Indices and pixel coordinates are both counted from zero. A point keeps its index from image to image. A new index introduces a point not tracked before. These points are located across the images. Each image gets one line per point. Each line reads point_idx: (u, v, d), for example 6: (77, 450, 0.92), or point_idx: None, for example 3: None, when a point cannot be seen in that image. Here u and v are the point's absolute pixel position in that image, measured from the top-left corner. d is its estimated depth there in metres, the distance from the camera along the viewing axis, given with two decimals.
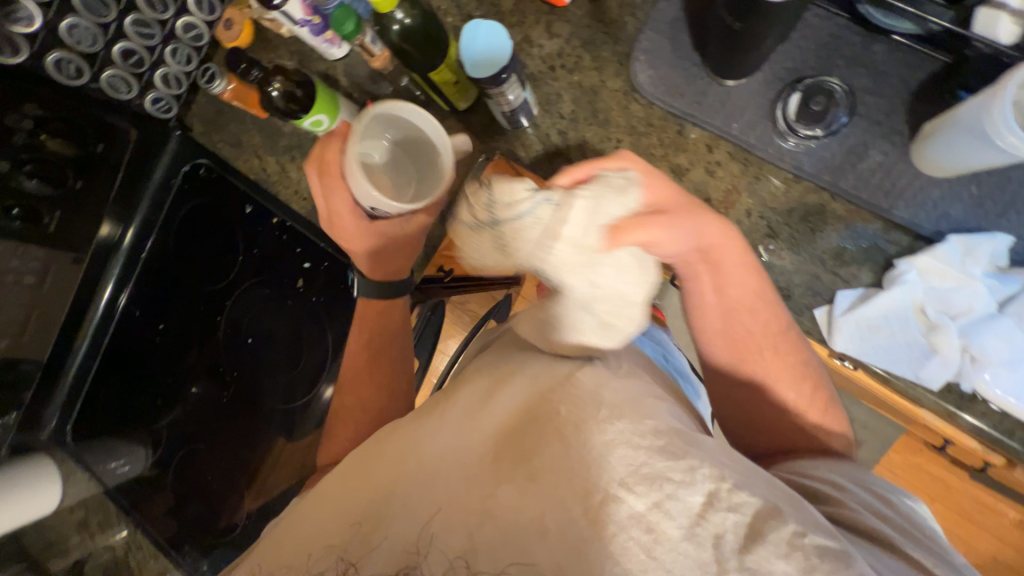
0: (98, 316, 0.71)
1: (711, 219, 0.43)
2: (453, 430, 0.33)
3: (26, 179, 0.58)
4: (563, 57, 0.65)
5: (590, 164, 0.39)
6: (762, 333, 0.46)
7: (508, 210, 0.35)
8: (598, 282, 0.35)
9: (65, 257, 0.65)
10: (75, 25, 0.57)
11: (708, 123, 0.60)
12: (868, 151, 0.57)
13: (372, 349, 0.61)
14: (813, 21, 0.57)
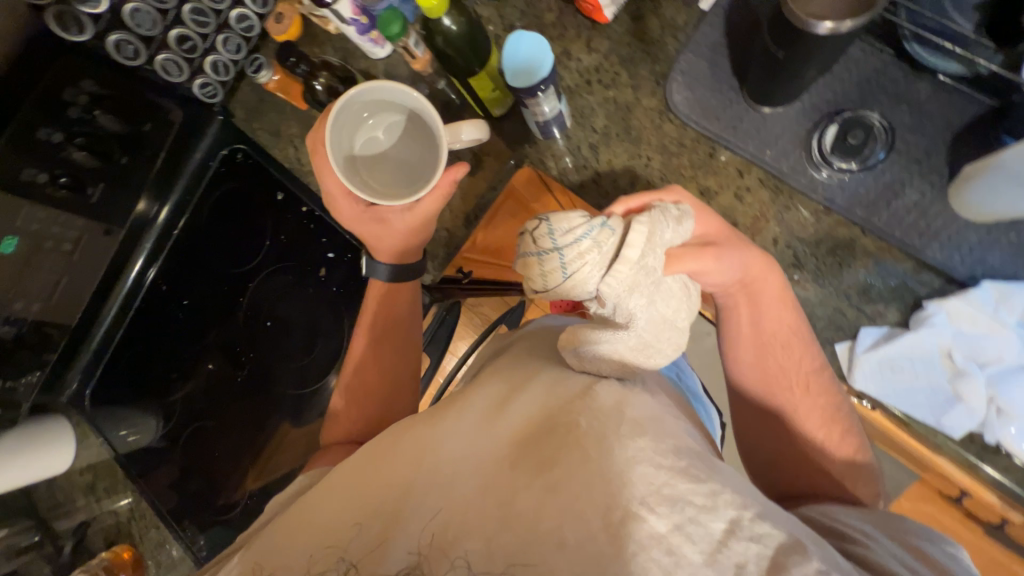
0: (127, 288, 0.75)
1: (757, 252, 0.44)
2: (474, 433, 0.34)
3: (76, 151, 0.61)
4: (601, 72, 0.65)
5: (646, 195, 0.41)
6: (794, 368, 0.45)
7: (574, 234, 0.34)
8: (650, 304, 0.35)
9: (98, 230, 0.67)
10: (138, 9, 0.59)
11: (741, 148, 0.60)
12: (904, 189, 0.56)
13: (385, 337, 0.61)
14: (859, 54, 0.56)
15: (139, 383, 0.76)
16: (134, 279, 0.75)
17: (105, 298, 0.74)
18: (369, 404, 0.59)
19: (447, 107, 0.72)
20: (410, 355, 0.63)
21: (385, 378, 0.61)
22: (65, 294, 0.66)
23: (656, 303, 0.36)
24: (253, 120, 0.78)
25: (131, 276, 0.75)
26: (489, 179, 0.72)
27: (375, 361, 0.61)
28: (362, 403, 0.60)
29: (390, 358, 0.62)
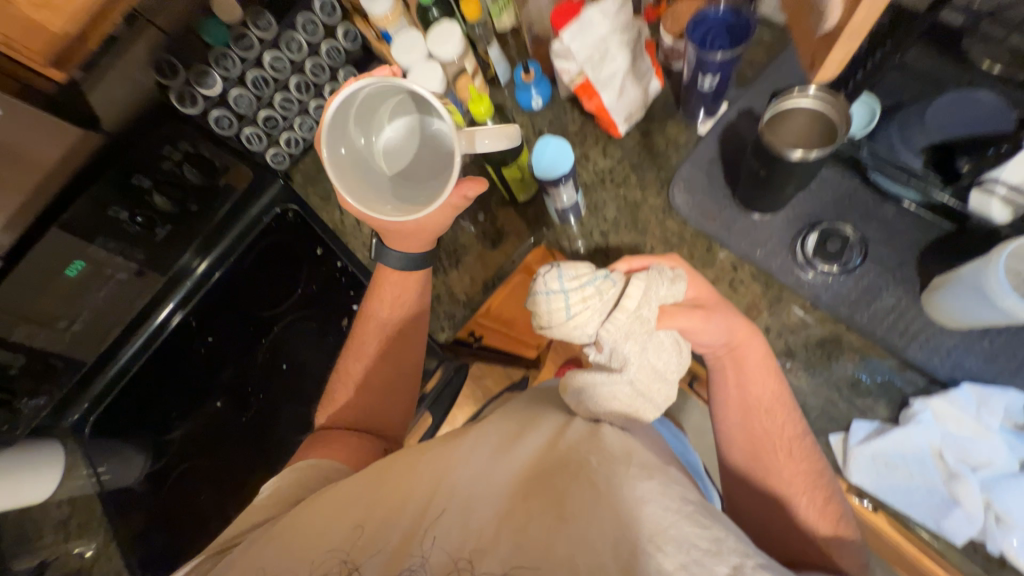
0: (153, 326, 0.74)
1: (742, 319, 0.48)
2: (490, 462, 0.37)
3: (154, 196, 0.68)
4: (613, 174, 0.77)
5: (648, 259, 0.47)
6: (778, 436, 0.47)
7: (582, 281, 0.39)
8: (643, 358, 0.41)
9: (130, 268, 0.69)
10: (241, 95, 0.75)
11: (735, 246, 0.68)
12: (882, 293, 0.62)
13: (389, 348, 0.63)
14: (831, 178, 0.66)
15: (145, 414, 0.75)
16: (161, 321, 0.74)
17: (131, 334, 0.72)
18: (374, 398, 0.62)
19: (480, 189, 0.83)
20: (408, 350, 0.64)
21: (382, 380, 0.63)
22: (92, 323, 0.68)
23: (648, 353, 0.42)
24: (309, 186, 0.91)
25: (159, 318, 0.74)
26: (508, 251, 0.80)
27: (375, 366, 0.62)
28: (358, 407, 0.62)
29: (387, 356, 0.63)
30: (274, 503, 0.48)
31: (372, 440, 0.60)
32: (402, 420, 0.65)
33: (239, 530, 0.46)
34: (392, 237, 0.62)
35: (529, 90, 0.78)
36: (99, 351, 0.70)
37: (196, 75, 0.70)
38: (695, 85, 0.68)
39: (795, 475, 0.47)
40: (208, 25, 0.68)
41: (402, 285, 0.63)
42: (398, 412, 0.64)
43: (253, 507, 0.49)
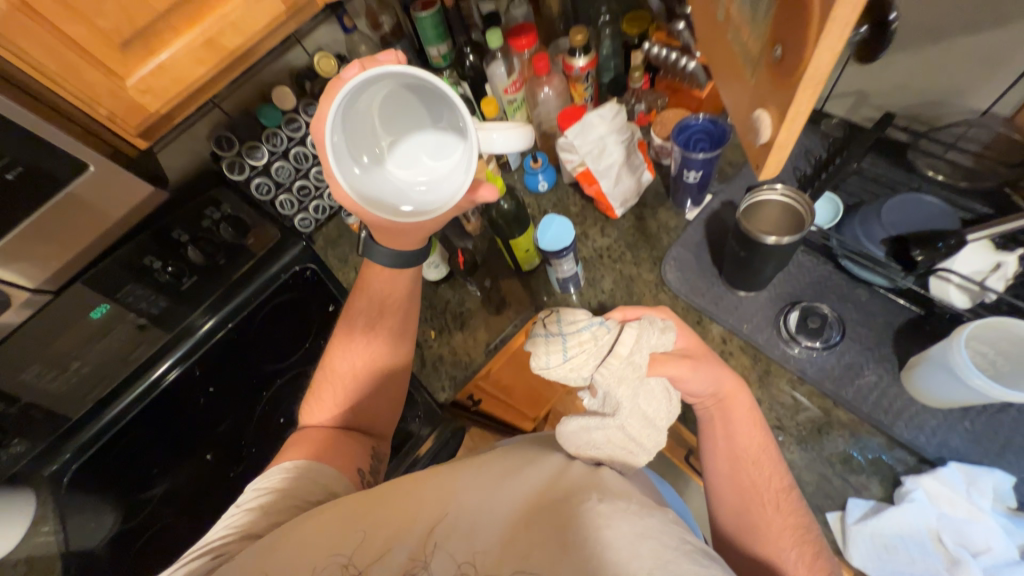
0: (142, 386, 0.65)
1: (731, 372, 0.53)
2: (494, 487, 0.40)
3: (189, 249, 0.71)
4: (610, 251, 0.85)
5: (640, 310, 0.51)
6: (765, 486, 0.49)
7: (579, 326, 0.43)
8: (635, 405, 0.45)
9: (131, 323, 0.66)
10: (282, 166, 0.85)
11: (724, 320, 0.73)
12: (863, 370, 0.65)
13: (381, 369, 0.62)
14: (807, 262, 0.73)
15: (123, 480, 0.66)
16: (157, 376, 0.66)
17: (123, 389, 0.64)
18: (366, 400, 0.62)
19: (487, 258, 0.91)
20: (401, 349, 0.65)
21: (372, 381, 0.62)
22: (87, 378, 0.63)
23: (639, 400, 0.45)
24: (329, 249, 0.99)
25: (156, 371, 0.66)
26: (511, 316, 0.86)
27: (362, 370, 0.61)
28: (347, 410, 0.61)
29: (380, 357, 0.62)
30: (263, 509, 0.48)
31: (359, 442, 0.59)
32: (390, 417, 0.65)
33: (226, 531, 0.47)
34: (381, 232, 0.60)
35: (536, 176, 0.89)
36: (81, 411, 0.62)
37: (248, 148, 0.82)
38: (682, 178, 0.78)
39: (787, 527, 0.48)
40: (266, 110, 0.82)
41: (397, 285, 0.63)
42: (389, 407, 0.64)
43: (240, 510, 0.49)
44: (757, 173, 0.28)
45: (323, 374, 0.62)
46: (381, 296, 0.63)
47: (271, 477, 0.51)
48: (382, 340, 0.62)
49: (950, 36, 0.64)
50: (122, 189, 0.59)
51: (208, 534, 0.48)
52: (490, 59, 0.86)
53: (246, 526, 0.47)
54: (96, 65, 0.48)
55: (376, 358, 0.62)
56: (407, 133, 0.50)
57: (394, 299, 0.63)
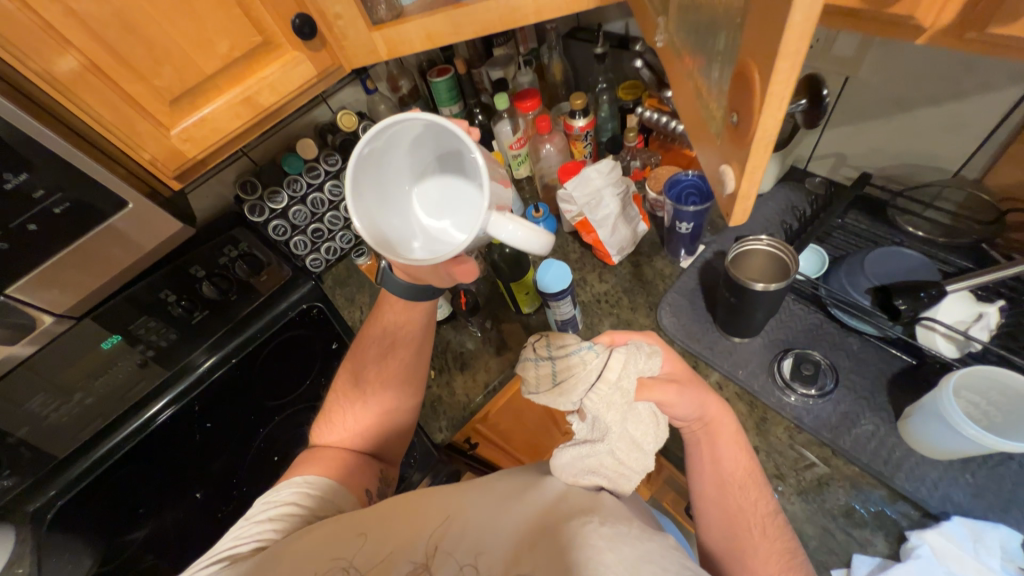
0: (131, 427, 0.66)
1: (715, 397, 0.55)
2: (497, 508, 0.44)
3: (205, 285, 0.75)
4: (608, 296, 0.88)
5: (626, 335, 0.54)
6: (752, 510, 0.51)
7: (567, 350, 0.45)
8: (623, 431, 0.47)
9: (134, 359, 0.68)
10: (300, 210, 0.92)
11: (719, 366, 0.74)
12: (860, 419, 0.65)
13: (387, 406, 0.64)
14: (796, 310, 0.76)
15: (110, 518, 0.65)
16: (151, 416, 0.67)
17: (117, 425, 0.65)
18: (375, 436, 0.63)
19: (489, 300, 0.95)
20: (410, 381, 0.65)
21: (380, 407, 0.63)
22: (81, 413, 0.64)
23: (627, 424, 0.47)
24: (337, 288, 1.03)
25: (151, 411, 0.67)
26: (509, 357, 0.87)
27: (369, 406, 0.63)
28: (350, 435, 0.62)
29: (388, 384, 0.64)
30: (275, 522, 0.49)
31: (366, 465, 0.60)
32: (398, 440, 0.65)
33: (237, 541, 0.48)
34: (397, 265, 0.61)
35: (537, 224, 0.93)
36: (70, 447, 0.63)
37: (269, 193, 0.88)
38: (675, 229, 0.83)
39: (774, 552, 0.49)
40: (290, 159, 0.89)
41: (405, 313, 0.65)
42: (401, 438, 0.66)
43: (251, 521, 0.50)
44: (728, 220, 0.31)
45: (336, 398, 0.65)
46: (392, 326, 0.65)
47: (283, 492, 0.52)
48: (394, 368, 0.64)
49: (915, 106, 0.71)
50: (155, 228, 0.62)
51: (218, 542, 0.49)
52: (498, 119, 0.95)
53: (258, 537, 0.48)
54: (146, 117, 0.54)
55: (384, 386, 0.64)
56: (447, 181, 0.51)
57: (403, 329, 0.66)
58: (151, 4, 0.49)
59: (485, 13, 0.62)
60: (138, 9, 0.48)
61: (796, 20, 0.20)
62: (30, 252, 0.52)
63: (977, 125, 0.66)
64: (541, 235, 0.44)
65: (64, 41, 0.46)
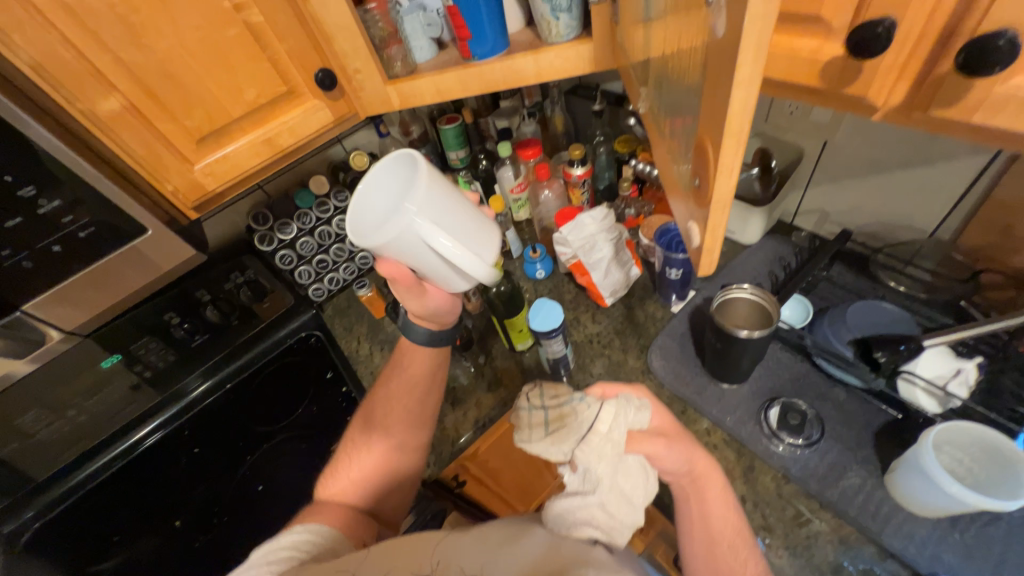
0: (115, 451, 0.65)
1: (703, 453, 0.56)
2: (490, 558, 0.43)
3: (209, 309, 0.79)
4: (600, 336, 0.91)
5: (619, 387, 0.55)
6: (742, 571, 0.50)
7: (561, 401, 0.49)
8: (615, 484, 0.47)
9: (127, 381, 0.71)
10: (307, 241, 0.96)
11: (707, 412, 0.75)
12: (847, 471, 0.65)
13: (392, 453, 0.64)
14: (782, 358, 0.77)
15: (83, 544, 0.63)
16: (136, 440, 0.66)
17: (102, 448, 0.64)
18: (380, 484, 0.62)
19: (483, 336, 0.97)
20: (417, 425, 0.66)
21: (383, 453, 0.63)
22: (72, 431, 0.65)
23: (618, 476, 0.48)
24: (337, 317, 1.06)
25: (136, 434, 0.66)
26: (501, 394, 0.88)
27: (375, 453, 0.63)
28: (355, 480, 0.61)
29: (394, 427, 0.64)
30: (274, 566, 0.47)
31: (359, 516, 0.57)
32: (391, 490, 0.63)
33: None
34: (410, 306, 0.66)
35: (534, 264, 0.99)
36: (49, 471, 0.62)
37: (280, 224, 0.92)
38: (665, 275, 0.86)
39: None
40: (302, 194, 0.95)
41: (418, 356, 0.69)
42: (400, 494, 0.65)
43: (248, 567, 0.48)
44: (696, 270, 0.34)
45: (345, 448, 0.65)
46: (402, 367, 0.68)
47: (285, 537, 0.51)
48: (399, 408, 0.66)
49: (889, 170, 0.75)
50: (169, 255, 0.65)
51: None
52: (502, 165, 1.02)
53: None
54: (174, 153, 0.59)
55: (391, 427, 0.64)
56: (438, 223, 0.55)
57: (413, 367, 0.68)
58: (192, 57, 0.55)
59: (490, 73, 0.68)
60: (180, 60, 0.54)
61: (738, 109, 0.23)
62: (50, 272, 0.55)
63: (947, 190, 0.71)
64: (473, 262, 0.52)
65: (111, 86, 0.52)
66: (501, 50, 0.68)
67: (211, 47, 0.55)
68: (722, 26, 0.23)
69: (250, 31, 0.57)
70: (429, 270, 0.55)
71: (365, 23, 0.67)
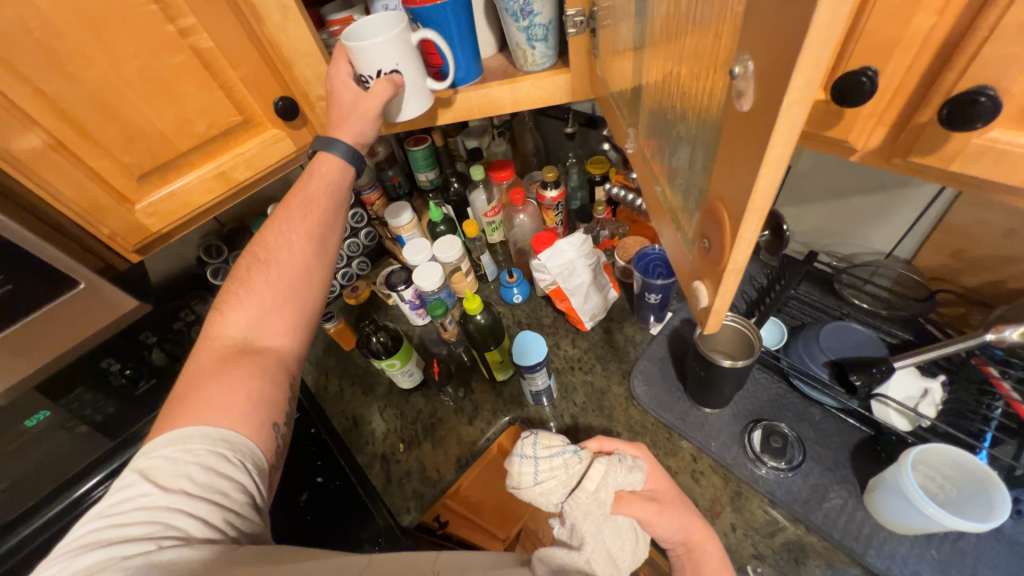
0: (64, 504, 0.59)
1: (699, 521, 0.59)
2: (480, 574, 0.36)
3: (158, 352, 0.72)
4: (581, 361, 0.90)
5: (613, 443, 0.62)
6: None
7: (553, 451, 0.55)
8: (603, 532, 0.50)
9: (59, 417, 0.60)
10: None
11: (692, 438, 0.75)
12: (829, 492, 0.66)
13: (294, 285, 0.56)
14: (761, 379, 0.79)
15: None
16: (84, 492, 0.61)
17: (45, 502, 0.58)
18: (283, 312, 0.55)
19: (461, 366, 0.94)
20: (325, 260, 0.60)
21: (289, 282, 0.56)
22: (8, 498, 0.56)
23: (604, 534, 0.50)
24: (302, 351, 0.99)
25: (83, 487, 0.61)
26: (482, 427, 0.84)
27: (279, 284, 0.55)
28: (255, 315, 0.53)
29: (298, 258, 0.57)
30: (186, 511, 0.37)
31: (250, 369, 0.48)
32: (294, 329, 0.55)
33: (123, 532, 0.35)
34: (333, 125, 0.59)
35: (511, 289, 0.97)
36: None
37: (236, 257, 0.87)
38: (644, 298, 0.86)
39: None
40: (260, 223, 0.89)
41: (326, 178, 0.61)
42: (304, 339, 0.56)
43: (144, 506, 0.37)
44: (702, 329, 0.33)
45: (237, 283, 0.55)
46: (304, 195, 0.60)
47: (194, 452, 0.40)
48: (302, 240, 0.58)
49: (850, 195, 0.79)
50: (106, 311, 0.57)
51: (85, 522, 0.36)
52: (473, 188, 0.99)
53: (152, 533, 0.35)
54: (111, 194, 0.53)
55: (295, 258, 0.57)
56: (414, 87, 0.58)
57: (315, 191, 0.60)
58: (130, 88, 0.49)
59: (464, 103, 0.65)
60: (116, 92, 0.48)
61: (762, 188, 0.22)
62: None
63: (902, 214, 0.75)
64: (443, 80, 0.61)
65: (30, 120, 0.45)
66: (475, 76, 0.65)
67: (153, 76, 0.49)
68: (749, 101, 0.21)
69: (199, 57, 0.52)
70: (405, 93, 0.58)
71: (329, 47, 0.63)
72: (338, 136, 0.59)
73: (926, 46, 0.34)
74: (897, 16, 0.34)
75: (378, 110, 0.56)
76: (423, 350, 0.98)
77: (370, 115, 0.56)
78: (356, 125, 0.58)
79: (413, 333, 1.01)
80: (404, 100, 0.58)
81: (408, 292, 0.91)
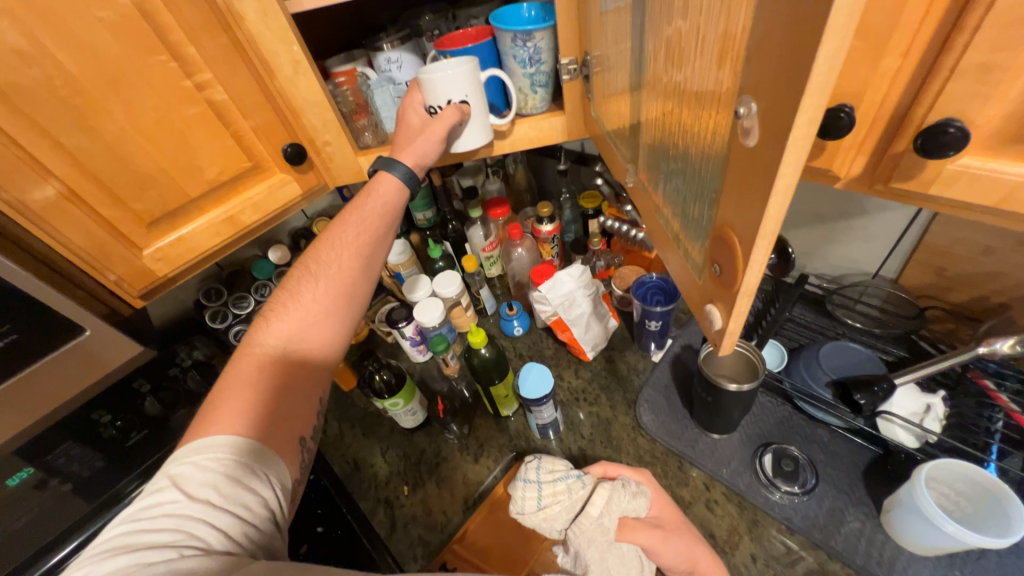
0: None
1: (706, 549, 0.56)
2: None
3: (152, 403, 0.69)
4: (585, 392, 0.89)
5: (615, 467, 0.60)
6: None
7: (557, 475, 0.56)
8: (608, 558, 0.52)
9: (33, 477, 0.57)
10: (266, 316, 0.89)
11: (703, 465, 0.74)
12: (846, 516, 0.66)
13: (340, 299, 0.57)
14: (766, 403, 0.79)
15: None
16: (57, 561, 0.56)
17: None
18: (326, 326, 0.55)
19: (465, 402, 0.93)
20: (367, 278, 0.61)
21: (332, 296, 0.56)
22: None
23: (608, 562, 0.52)
24: None
25: (55, 557, 0.57)
26: (489, 465, 0.82)
27: (326, 298, 0.56)
28: (302, 326, 0.53)
29: (346, 273, 0.58)
30: (210, 521, 0.35)
31: (284, 385, 0.48)
32: (332, 345, 0.55)
33: (147, 538, 0.34)
34: (399, 149, 0.62)
35: (512, 321, 0.98)
36: None
37: (235, 299, 0.87)
38: (645, 326, 0.87)
39: None
40: (260, 264, 0.90)
41: (383, 198, 0.62)
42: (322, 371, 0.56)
43: (170, 513, 0.35)
44: (716, 351, 0.34)
45: (284, 292, 0.56)
46: (360, 211, 0.61)
47: (222, 462, 0.39)
48: (352, 256, 0.59)
49: (833, 220, 0.83)
50: (102, 361, 0.56)
51: (112, 525, 0.35)
52: (471, 224, 1.01)
53: (175, 540, 0.33)
54: (120, 241, 0.53)
55: (343, 272, 0.58)
56: (479, 118, 0.61)
57: (371, 209, 0.61)
58: (144, 138, 0.50)
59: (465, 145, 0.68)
60: (130, 142, 0.49)
61: (772, 215, 0.24)
62: None
63: (883, 236, 0.79)
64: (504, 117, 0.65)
65: (45, 171, 0.46)
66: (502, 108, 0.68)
67: (169, 127, 0.51)
68: (755, 137, 0.24)
69: (213, 109, 0.54)
70: (469, 123, 0.61)
71: (334, 97, 0.67)
72: (400, 159, 0.61)
73: (893, 87, 0.38)
74: (865, 61, 0.38)
75: (443, 135, 0.59)
76: (426, 388, 0.96)
77: (436, 139, 0.59)
78: (421, 147, 0.60)
79: (414, 371, 1.00)
80: (466, 130, 0.61)
81: (409, 328, 0.91)
